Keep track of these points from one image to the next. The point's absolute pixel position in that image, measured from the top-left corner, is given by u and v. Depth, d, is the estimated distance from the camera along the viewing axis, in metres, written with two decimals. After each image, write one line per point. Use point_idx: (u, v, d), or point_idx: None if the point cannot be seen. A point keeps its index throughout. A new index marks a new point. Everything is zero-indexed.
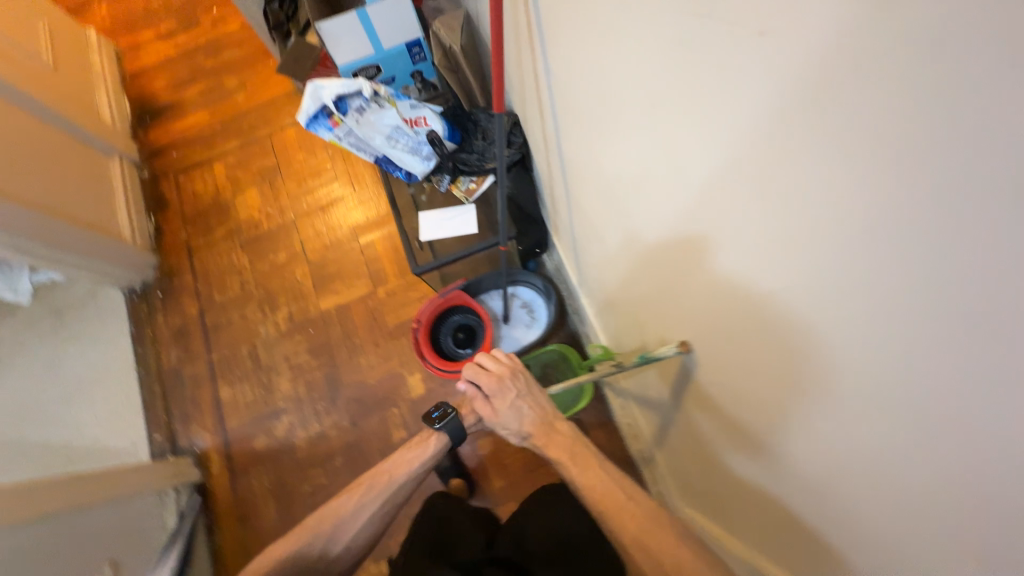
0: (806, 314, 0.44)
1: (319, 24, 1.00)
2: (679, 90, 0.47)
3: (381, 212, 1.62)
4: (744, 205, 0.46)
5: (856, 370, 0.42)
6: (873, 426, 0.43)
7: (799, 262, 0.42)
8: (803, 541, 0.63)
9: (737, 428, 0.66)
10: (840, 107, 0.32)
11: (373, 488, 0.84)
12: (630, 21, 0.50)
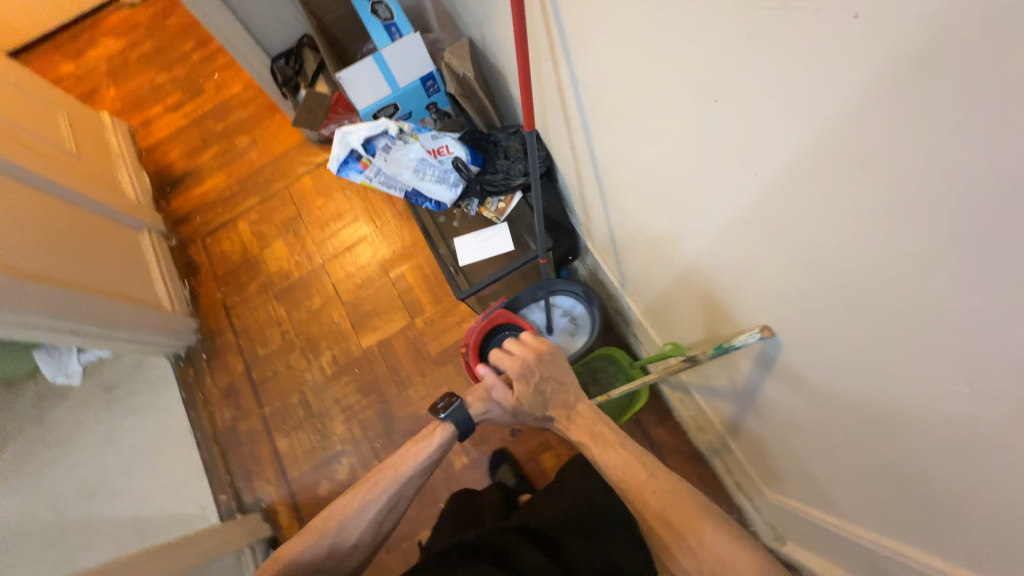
0: (914, 291, 0.43)
1: (338, 73, 1.04)
2: (744, 79, 0.48)
3: (406, 244, 1.64)
4: (834, 185, 0.45)
5: (979, 346, 0.40)
6: (1004, 404, 0.40)
7: (904, 238, 0.41)
8: (920, 527, 0.60)
9: (829, 412, 0.65)
10: (954, 79, 0.32)
11: (372, 489, 0.80)
12: (682, 19, 0.51)
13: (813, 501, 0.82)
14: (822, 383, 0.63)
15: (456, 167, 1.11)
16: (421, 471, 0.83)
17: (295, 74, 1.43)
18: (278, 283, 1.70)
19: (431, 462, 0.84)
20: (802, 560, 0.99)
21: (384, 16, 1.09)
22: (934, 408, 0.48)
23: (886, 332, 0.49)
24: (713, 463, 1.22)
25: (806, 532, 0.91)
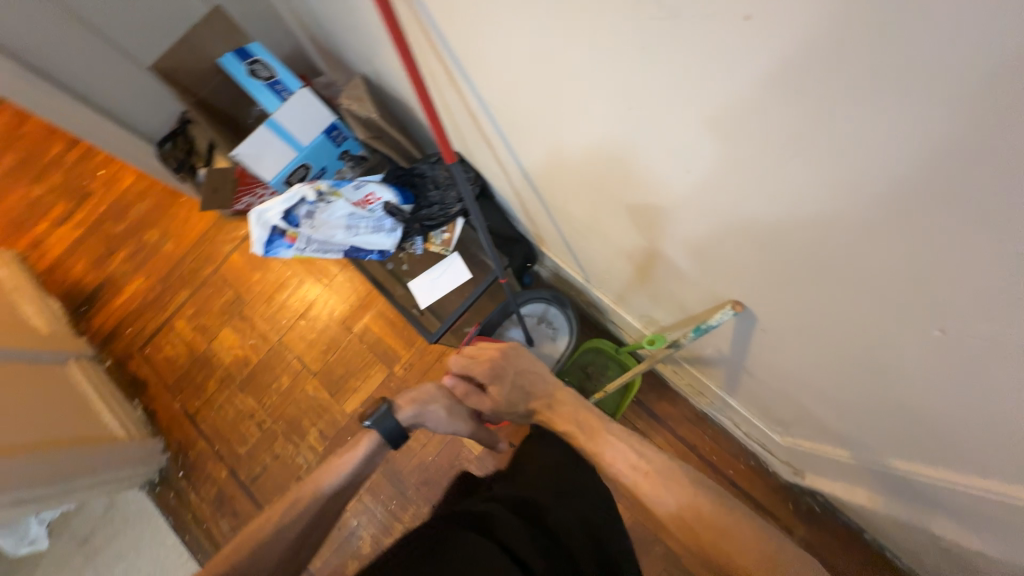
0: (865, 247, 0.45)
1: (233, 152, 0.96)
2: (654, 86, 0.48)
3: (361, 295, 1.56)
4: (765, 166, 0.46)
5: (937, 287, 0.42)
6: (974, 333, 0.42)
7: (842, 202, 0.43)
8: (924, 446, 0.63)
9: (816, 363, 0.66)
10: (849, 65, 0.34)
11: (288, 509, 0.68)
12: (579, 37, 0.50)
13: (821, 438, 0.85)
14: (802, 340, 0.65)
15: (389, 211, 1.06)
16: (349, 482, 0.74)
17: (187, 153, 1.31)
18: (239, 374, 1.58)
19: (355, 476, 0.73)
20: (824, 486, 1.04)
21: (265, 77, 1.01)
22: (914, 346, 0.50)
23: (851, 286, 0.50)
24: (719, 418, 1.26)
25: (820, 464, 0.95)
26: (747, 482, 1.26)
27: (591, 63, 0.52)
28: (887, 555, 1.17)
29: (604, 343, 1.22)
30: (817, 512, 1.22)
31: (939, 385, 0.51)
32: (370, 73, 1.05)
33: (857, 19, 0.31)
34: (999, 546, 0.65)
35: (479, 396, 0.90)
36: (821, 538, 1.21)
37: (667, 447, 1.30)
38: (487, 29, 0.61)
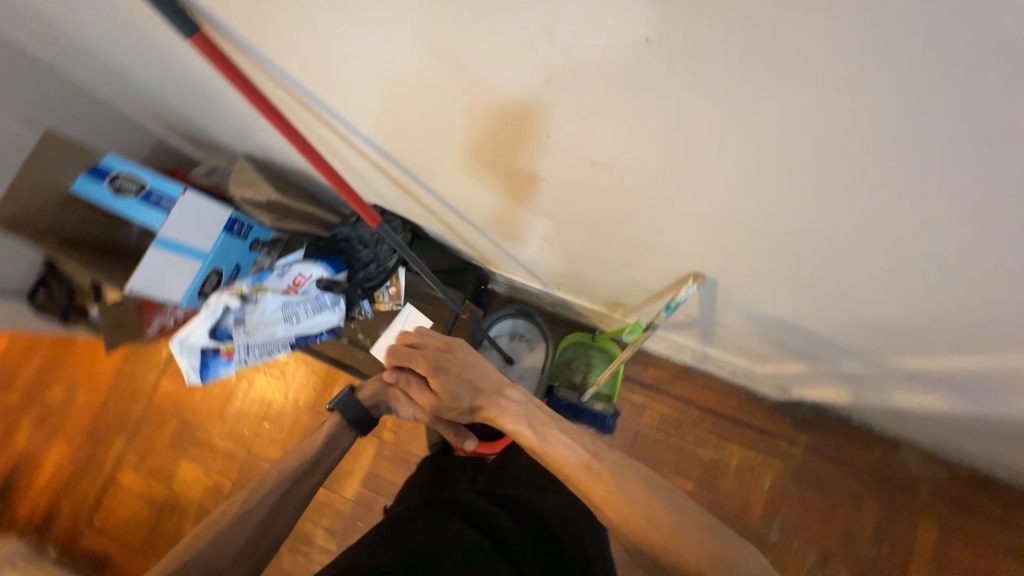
0: (804, 195, 0.48)
1: (128, 289, 0.84)
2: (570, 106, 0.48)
3: (322, 373, 1.45)
4: (695, 154, 0.48)
5: (875, 209, 0.46)
6: (915, 237, 0.47)
7: (774, 167, 0.46)
8: (893, 339, 0.70)
9: (782, 300, 0.71)
10: (752, 57, 0.36)
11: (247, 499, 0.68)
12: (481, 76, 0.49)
13: (800, 358, 0.92)
14: (765, 284, 0.68)
15: (326, 286, 0.97)
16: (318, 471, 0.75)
17: (69, 295, 1.11)
18: (215, 505, 1.42)
19: (317, 456, 0.74)
20: (812, 394, 1.13)
21: (135, 190, 0.88)
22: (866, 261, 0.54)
23: (800, 227, 0.54)
24: (703, 366, 1.32)
25: (803, 377, 1.03)
26: (746, 414, 1.34)
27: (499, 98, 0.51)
28: (876, 429, 1.30)
29: (581, 335, 1.25)
30: (810, 416, 1.32)
31: (895, 285, 0.56)
32: (253, 153, 0.96)
33: (762, 2, 0.32)
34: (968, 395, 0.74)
35: (421, 391, 0.80)
36: (821, 436, 1.32)
37: (667, 408, 1.35)
38: (376, 87, 0.58)
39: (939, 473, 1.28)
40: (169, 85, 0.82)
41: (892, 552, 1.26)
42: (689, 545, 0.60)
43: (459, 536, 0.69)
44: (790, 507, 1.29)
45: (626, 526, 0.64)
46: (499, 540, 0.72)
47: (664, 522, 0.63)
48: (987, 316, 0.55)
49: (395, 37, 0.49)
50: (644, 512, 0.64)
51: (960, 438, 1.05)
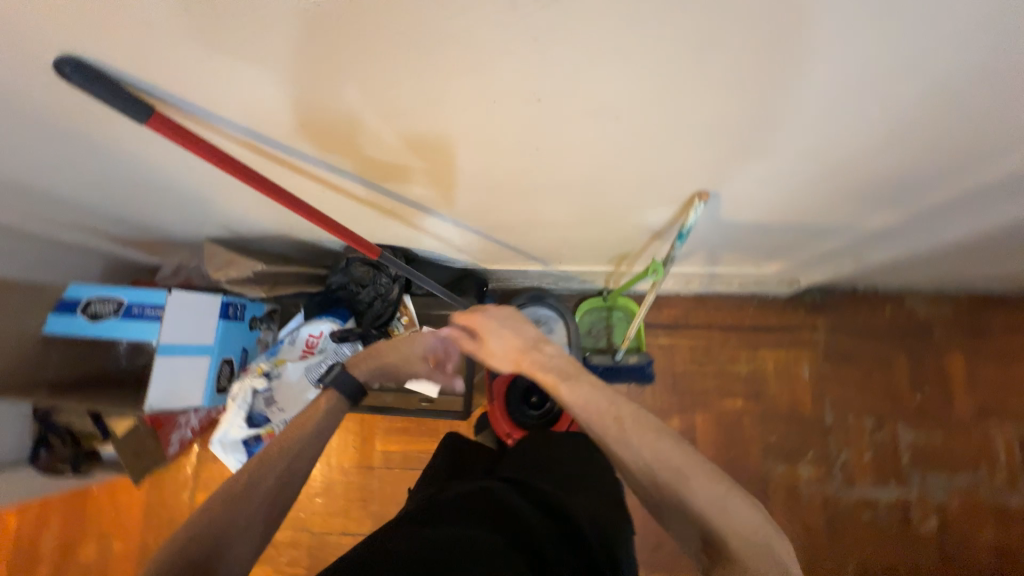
0: (797, 78, 0.49)
1: (147, 409, 0.78)
2: (559, 67, 0.48)
3: (356, 427, 1.37)
4: (687, 70, 0.49)
5: (866, 71, 0.48)
6: (905, 84, 0.49)
7: (767, 57, 0.47)
8: (891, 193, 0.73)
9: (782, 191, 0.74)
10: None
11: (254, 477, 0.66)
12: (464, 66, 0.48)
13: (806, 244, 0.96)
14: (761, 182, 0.71)
15: (341, 338, 0.95)
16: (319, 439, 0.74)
17: (74, 445, 1.03)
18: None
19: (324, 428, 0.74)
20: (819, 277, 1.19)
21: (112, 310, 0.83)
22: (852, 126, 0.57)
23: (785, 116, 0.56)
24: (712, 288, 1.36)
25: (808, 263, 1.08)
26: (765, 319, 1.39)
27: (484, 83, 0.51)
28: (880, 290, 1.38)
29: (593, 300, 1.31)
30: (820, 299, 1.39)
31: (881, 141, 0.60)
32: (220, 236, 0.92)
33: None
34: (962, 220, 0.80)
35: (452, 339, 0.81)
36: (836, 314, 1.38)
37: (693, 340, 1.39)
38: (347, 116, 0.57)
39: (946, 309, 1.36)
40: (116, 190, 0.77)
41: (933, 394, 1.34)
42: (697, 493, 0.59)
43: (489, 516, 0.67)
44: (833, 388, 1.35)
45: (638, 465, 0.63)
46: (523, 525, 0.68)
47: (675, 467, 0.61)
48: (976, 138, 0.58)
49: (365, 55, 0.47)
50: (656, 457, 0.62)
51: (957, 269, 1.13)
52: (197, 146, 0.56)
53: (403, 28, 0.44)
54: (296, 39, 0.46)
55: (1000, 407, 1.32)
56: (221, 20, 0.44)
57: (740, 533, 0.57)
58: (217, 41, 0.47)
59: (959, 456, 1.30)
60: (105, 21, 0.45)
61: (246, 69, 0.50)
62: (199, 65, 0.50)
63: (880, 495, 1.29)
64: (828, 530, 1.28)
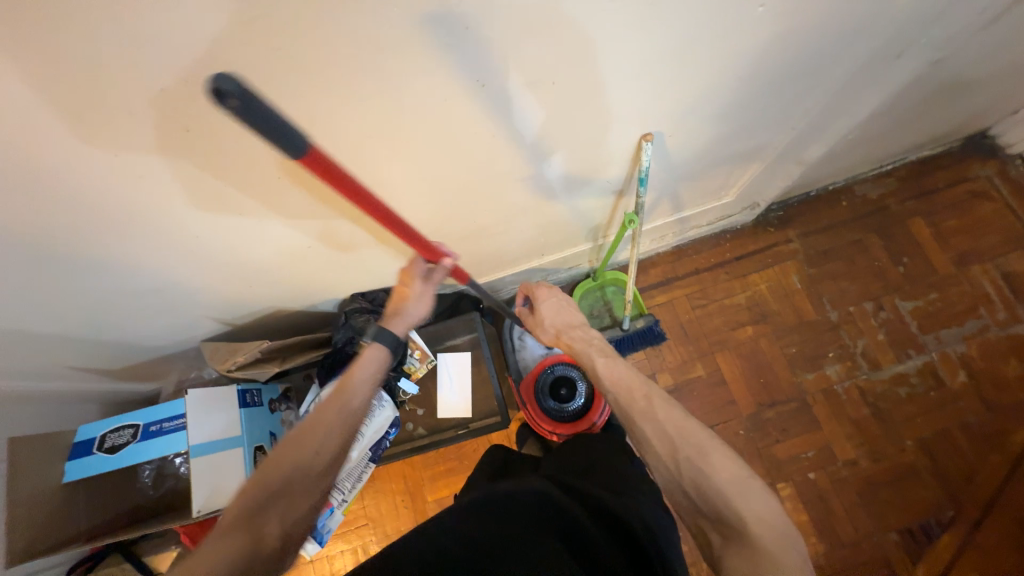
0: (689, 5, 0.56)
1: (196, 515, 0.75)
2: (497, 49, 0.54)
3: (401, 485, 1.33)
4: (602, 23, 0.55)
5: None
6: None
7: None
8: (806, 87, 0.81)
9: (715, 114, 0.81)
10: None
11: (305, 431, 0.68)
12: (412, 72, 0.53)
13: (753, 159, 1.04)
14: (693, 112, 0.78)
15: None
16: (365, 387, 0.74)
17: None
18: None
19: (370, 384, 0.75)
20: (774, 192, 1.27)
21: (129, 437, 0.82)
22: (750, 34, 0.64)
23: (691, 47, 0.63)
24: (686, 236, 1.43)
25: (759, 181, 1.17)
26: (743, 247, 1.46)
27: (435, 83, 0.56)
28: (829, 188, 1.49)
29: (585, 282, 1.36)
30: (782, 213, 1.48)
31: (776, 44, 0.68)
32: (218, 328, 0.94)
33: None
34: (871, 98, 0.89)
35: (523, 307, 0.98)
36: (801, 221, 1.47)
37: (687, 288, 1.44)
38: (317, 156, 0.61)
39: (891, 184, 1.48)
40: (102, 309, 0.77)
41: (912, 261, 1.42)
42: (719, 470, 0.62)
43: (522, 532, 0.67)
44: (826, 286, 1.42)
45: (663, 439, 0.67)
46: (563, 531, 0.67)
47: (697, 445, 0.65)
48: (851, 15, 0.66)
49: (324, 89, 0.52)
50: (680, 431, 0.67)
51: (883, 143, 1.25)
52: (334, 179, 0.48)
53: (353, 54, 0.49)
54: (258, 91, 0.49)
55: (974, 252, 1.41)
56: (187, 95, 0.47)
57: (762, 523, 0.58)
58: (186, 117, 0.50)
59: (959, 308, 1.37)
60: (76, 129, 0.48)
61: (217, 136, 0.53)
62: (174, 146, 0.53)
63: (907, 367, 1.34)
64: (877, 417, 1.31)
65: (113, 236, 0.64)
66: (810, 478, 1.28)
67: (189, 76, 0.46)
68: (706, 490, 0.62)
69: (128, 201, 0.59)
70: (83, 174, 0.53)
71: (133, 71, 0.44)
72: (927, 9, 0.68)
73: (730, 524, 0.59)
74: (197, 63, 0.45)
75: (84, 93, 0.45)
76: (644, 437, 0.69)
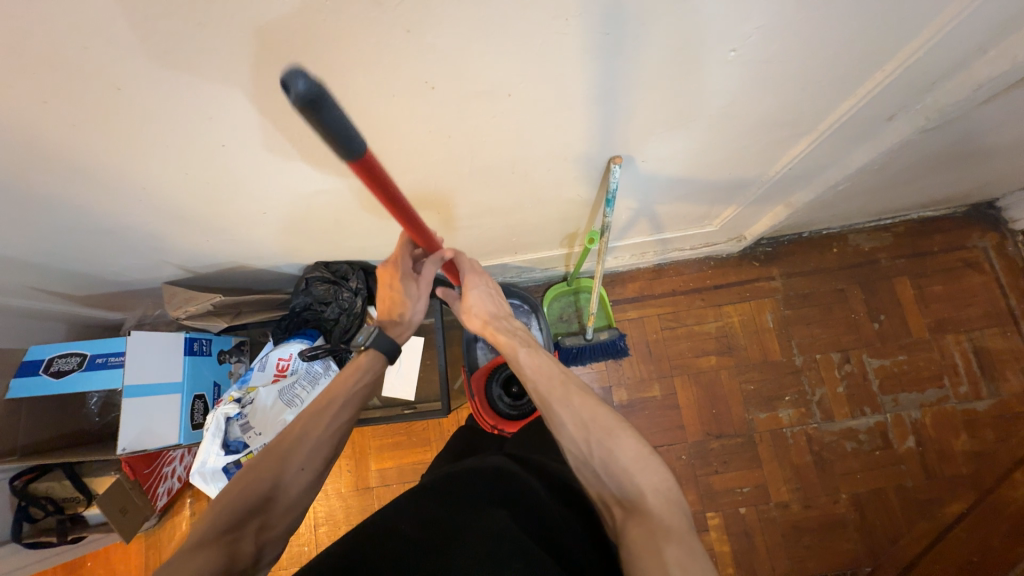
0: (664, 38, 0.51)
1: (120, 450, 0.81)
2: (440, 54, 0.49)
3: (347, 451, 1.37)
4: (566, 46, 0.50)
5: (719, 22, 0.50)
6: (760, 31, 0.52)
7: (628, 25, 0.49)
8: (798, 129, 0.77)
9: (697, 147, 0.77)
10: None
11: (289, 446, 0.67)
12: (353, 66, 0.49)
13: (739, 192, 1.02)
14: (671, 141, 0.74)
15: (311, 356, 0.98)
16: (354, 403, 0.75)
17: (58, 512, 1.05)
18: None
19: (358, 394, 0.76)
20: (760, 229, 1.26)
21: (76, 364, 0.86)
22: (725, 75, 0.59)
23: (664, 77, 0.58)
24: (668, 257, 1.42)
25: (743, 216, 1.16)
26: (724, 277, 1.45)
27: (369, 80, 0.51)
28: (824, 232, 1.46)
29: (558, 286, 1.37)
30: (771, 250, 1.46)
31: (755, 88, 0.63)
32: (180, 276, 0.96)
33: None
34: (861, 152, 0.86)
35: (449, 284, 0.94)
36: (787, 261, 1.46)
37: (661, 308, 1.44)
38: (260, 133, 0.58)
39: (886, 238, 1.45)
40: (60, 242, 0.78)
41: (889, 319, 1.41)
42: (622, 449, 0.66)
43: (500, 535, 0.61)
44: (798, 329, 1.42)
45: (577, 423, 0.70)
46: (539, 532, 0.63)
47: (608, 428, 0.69)
48: (846, 69, 0.62)
49: (259, 75, 0.49)
50: (593, 417, 0.70)
51: (880, 197, 1.22)
52: (376, 177, 0.48)
53: (280, 44, 0.45)
54: (187, 64, 0.46)
55: (952, 321, 1.40)
56: (108, 56, 0.44)
57: (657, 492, 0.62)
58: (115, 79, 0.47)
59: (924, 374, 1.37)
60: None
61: (151, 101, 0.51)
62: (103, 105, 0.50)
63: (859, 423, 1.35)
64: (818, 466, 1.33)
65: (54, 181, 0.63)
66: (740, 512, 1.31)
67: (102, 48, 0.44)
68: (612, 467, 0.65)
69: (66, 155, 0.58)
70: (13, 126, 0.52)
71: (44, 37, 0.42)
72: (923, 77, 0.64)
73: (630, 496, 0.63)
74: (107, 35, 0.42)
75: (1, 39, 0.42)
76: (559, 422, 0.72)
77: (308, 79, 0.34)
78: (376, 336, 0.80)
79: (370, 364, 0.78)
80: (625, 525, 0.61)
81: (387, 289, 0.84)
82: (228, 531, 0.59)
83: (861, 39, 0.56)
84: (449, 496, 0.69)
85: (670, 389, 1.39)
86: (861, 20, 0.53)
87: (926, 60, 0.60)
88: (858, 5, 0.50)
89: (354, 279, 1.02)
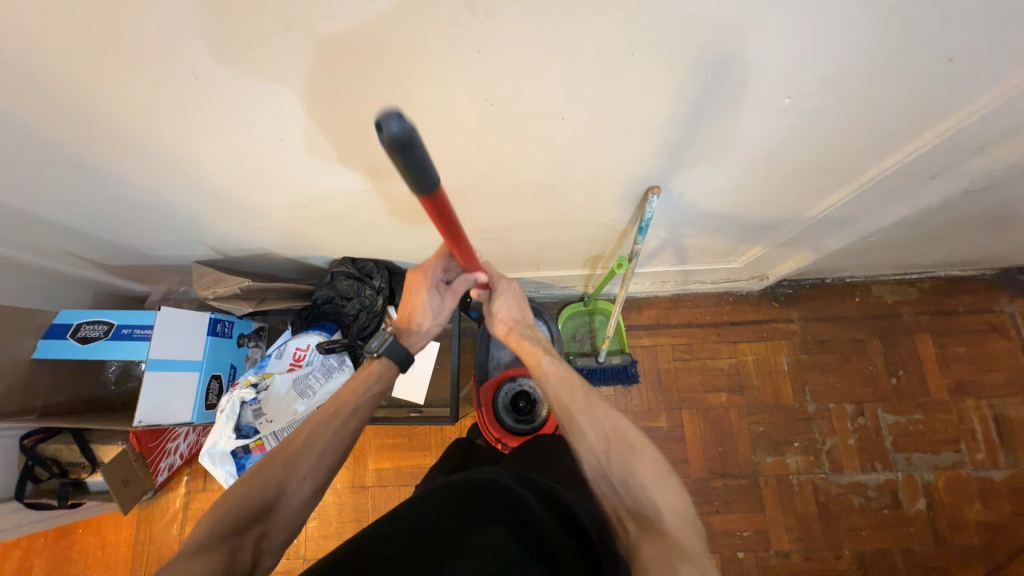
0: (724, 77, 0.52)
1: (135, 423, 0.81)
2: (506, 73, 0.50)
3: None
4: (626, 76, 0.51)
5: (782, 67, 0.51)
6: (821, 78, 0.52)
7: (691, 60, 0.49)
8: (840, 178, 0.77)
9: (737, 184, 0.77)
10: None
11: (293, 454, 0.67)
12: (422, 78, 0.50)
13: (767, 233, 1.01)
14: (709, 177, 0.74)
15: (328, 349, 0.99)
16: (365, 408, 0.75)
17: (62, 476, 1.07)
18: None
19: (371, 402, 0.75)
20: (784, 271, 1.25)
21: (102, 332, 0.88)
22: (776, 119, 0.60)
23: (717, 113, 0.58)
24: (687, 288, 1.42)
25: (769, 257, 1.16)
26: (742, 314, 1.44)
27: (430, 91, 0.52)
28: (846, 280, 1.45)
29: (575, 305, 1.37)
30: (792, 292, 1.45)
31: (806, 134, 0.63)
32: (211, 258, 0.98)
33: None
34: (899, 206, 0.85)
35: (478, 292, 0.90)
36: (808, 305, 1.44)
37: (675, 338, 1.43)
38: (315, 133, 0.60)
39: (911, 293, 1.43)
40: (106, 213, 0.81)
41: (907, 376, 1.38)
42: (641, 466, 0.65)
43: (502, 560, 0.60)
44: (813, 375, 1.40)
45: (597, 432, 0.70)
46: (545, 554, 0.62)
47: (629, 443, 0.68)
48: (899, 124, 0.62)
49: (330, 77, 0.50)
50: (615, 429, 0.70)
51: (909, 252, 1.21)
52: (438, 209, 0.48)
53: (352, 54, 0.47)
54: (266, 63, 0.48)
55: (972, 385, 1.37)
56: (193, 49, 0.47)
57: (674, 514, 0.62)
58: (192, 69, 0.49)
59: (940, 436, 1.33)
60: (87, 57, 0.48)
61: (221, 93, 0.53)
62: (175, 92, 0.53)
63: (869, 479, 1.31)
64: (822, 518, 1.29)
65: (112, 156, 0.65)
66: (738, 556, 1.27)
67: (185, 40, 0.46)
68: (629, 482, 0.65)
69: (129, 134, 0.60)
70: (88, 104, 0.55)
71: (132, 24, 0.44)
72: (972, 141, 0.64)
73: (647, 514, 0.62)
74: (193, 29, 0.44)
75: (99, 25, 0.44)
76: (580, 431, 0.71)
77: (402, 119, 0.34)
78: (390, 345, 0.78)
79: (381, 374, 0.77)
80: (639, 542, 0.60)
81: (412, 296, 0.83)
82: (232, 536, 0.59)
83: (917, 99, 0.56)
84: (452, 509, 0.67)
85: (678, 421, 1.37)
86: (921, 79, 0.53)
87: (980, 123, 0.60)
88: (925, 63, 0.50)
89: (377, 278, 1.04)
